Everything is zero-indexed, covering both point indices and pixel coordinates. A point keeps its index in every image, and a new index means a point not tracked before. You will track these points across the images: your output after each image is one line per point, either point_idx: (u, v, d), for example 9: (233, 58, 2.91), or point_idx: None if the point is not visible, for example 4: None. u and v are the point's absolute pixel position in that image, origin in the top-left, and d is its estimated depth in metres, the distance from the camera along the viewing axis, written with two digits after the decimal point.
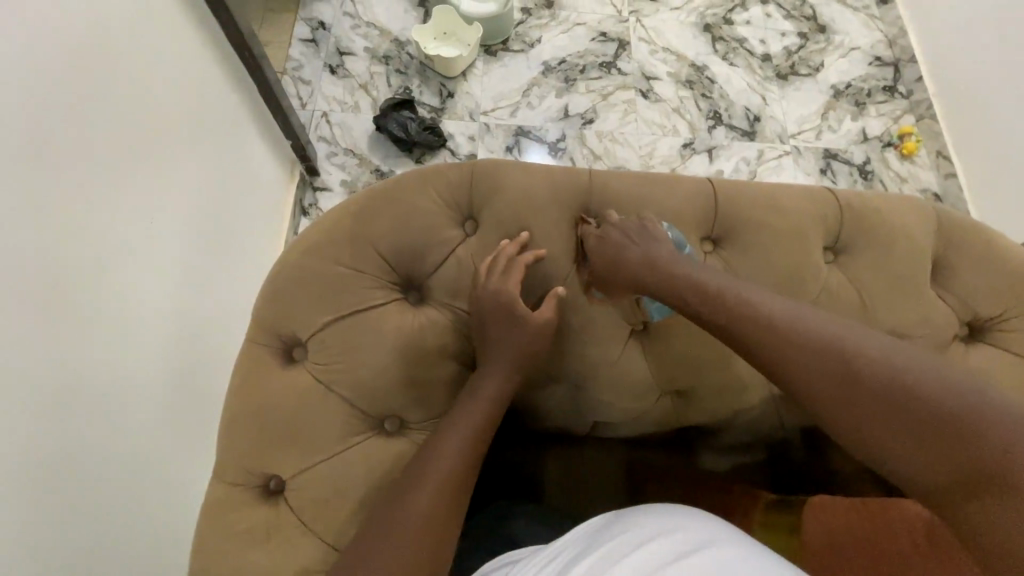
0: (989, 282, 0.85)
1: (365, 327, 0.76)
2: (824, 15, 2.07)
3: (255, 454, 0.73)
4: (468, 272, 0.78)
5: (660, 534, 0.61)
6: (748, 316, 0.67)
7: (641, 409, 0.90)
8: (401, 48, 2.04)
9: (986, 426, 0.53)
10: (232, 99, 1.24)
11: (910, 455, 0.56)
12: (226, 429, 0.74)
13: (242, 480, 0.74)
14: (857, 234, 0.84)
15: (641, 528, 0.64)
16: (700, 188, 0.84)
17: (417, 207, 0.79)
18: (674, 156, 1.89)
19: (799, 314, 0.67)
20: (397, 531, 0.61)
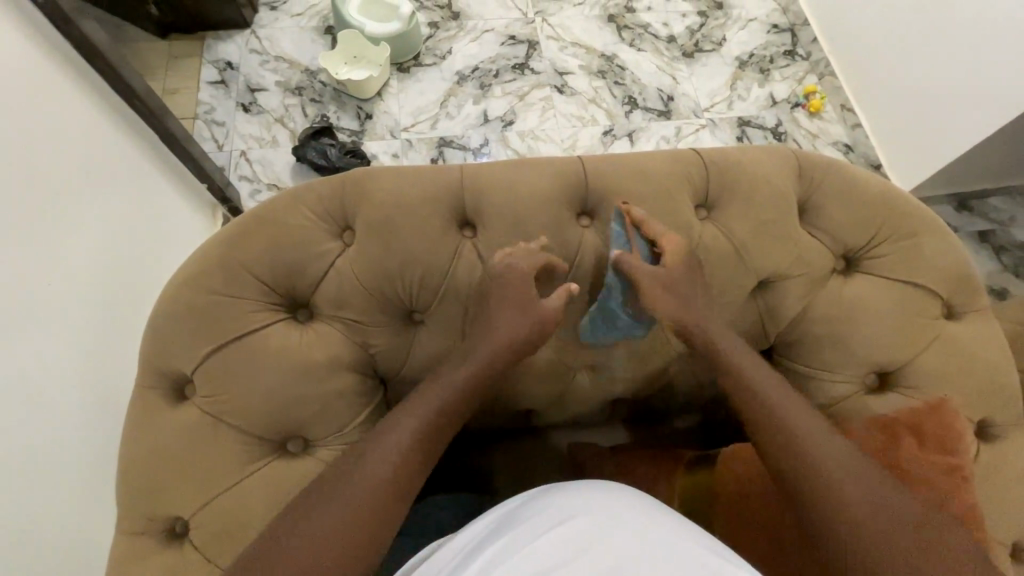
0: (859, 215, 0.89)
1: (250, 351, 0.75)
2: None
3: (151, 499, 0.72)
4: (350, 282, 0.79)
5: (588, 518, 0.62)
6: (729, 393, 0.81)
7: (557, 388, 0.95)
8: (313, 76, 2.03)
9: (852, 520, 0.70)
10: (128, 147, 1.22)
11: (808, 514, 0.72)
12: (125, 479, 0.73)
13: (143, 528, 0.72)
14: (728, 189, 0.88)
15: (563, 505, 0.64)
16: (570, 167, 0.86)
17: (290, 227, 0.79)
18: (596, 144, 1.94)
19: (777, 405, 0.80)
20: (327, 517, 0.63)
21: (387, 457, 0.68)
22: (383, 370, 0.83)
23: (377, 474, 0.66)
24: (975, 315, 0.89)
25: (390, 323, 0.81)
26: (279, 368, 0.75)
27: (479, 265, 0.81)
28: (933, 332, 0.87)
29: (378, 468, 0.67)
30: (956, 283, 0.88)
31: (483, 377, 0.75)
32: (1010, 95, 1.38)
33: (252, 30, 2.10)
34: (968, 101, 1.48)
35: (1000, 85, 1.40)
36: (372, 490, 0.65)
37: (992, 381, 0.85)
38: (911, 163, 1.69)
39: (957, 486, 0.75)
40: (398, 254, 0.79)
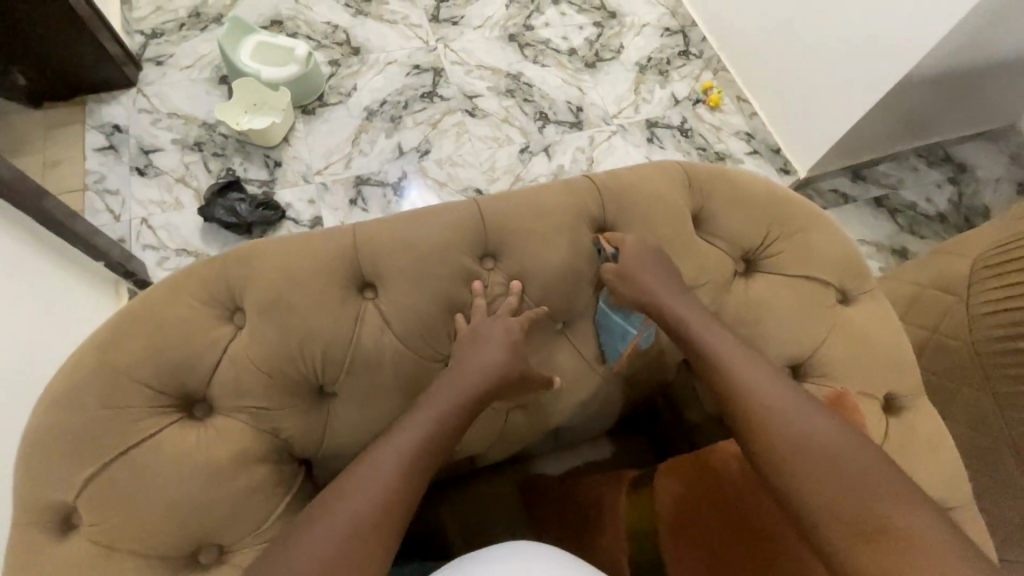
0: (749, 218, 0.93)
1: (141, 465, 0.69)
2: (611, 2, 2.23)
3: None
4: (246, 368, 0.73)
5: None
6: (736, 392, 0.77)
7: (494, 432, 0.94)
8: (212, 130, 1.93)
9: (897, 517, 0.63)
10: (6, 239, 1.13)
11: (834, 509, 0.65)
12: None
13: None
14: (625, 210, 0.89)
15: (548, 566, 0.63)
16: (466, 211, 0.85)
17: (172, 318, 0.73)
18: (515, 163, 1.95)
19: (785, 401, 0.74)
20: (327, 524, 0.60)
21: (381, 480, 0.63)
22: (300, 451, 0.79)
23: (378, 481, 0.63)
24: (867, 297, 0.95)
25: (298, 404, 0.76)
26: (176, 476, 0.69)
27: (385, 325, 0.78)
28: (831, 319, 0.91)
29: (378, 475, 0.63)
30: (846, 269, 0.94)
31: (480, 383, 0.73)
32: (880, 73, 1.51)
33: (139, 88, 1.98)
34: (847, 81, 1.60)
35: (870, 64, 1.52)
36: (374, 511, 0.61)
37: (890, 357, 0.90)
38: (809, 144, 1.80)
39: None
40: (294, 331, 0.74)
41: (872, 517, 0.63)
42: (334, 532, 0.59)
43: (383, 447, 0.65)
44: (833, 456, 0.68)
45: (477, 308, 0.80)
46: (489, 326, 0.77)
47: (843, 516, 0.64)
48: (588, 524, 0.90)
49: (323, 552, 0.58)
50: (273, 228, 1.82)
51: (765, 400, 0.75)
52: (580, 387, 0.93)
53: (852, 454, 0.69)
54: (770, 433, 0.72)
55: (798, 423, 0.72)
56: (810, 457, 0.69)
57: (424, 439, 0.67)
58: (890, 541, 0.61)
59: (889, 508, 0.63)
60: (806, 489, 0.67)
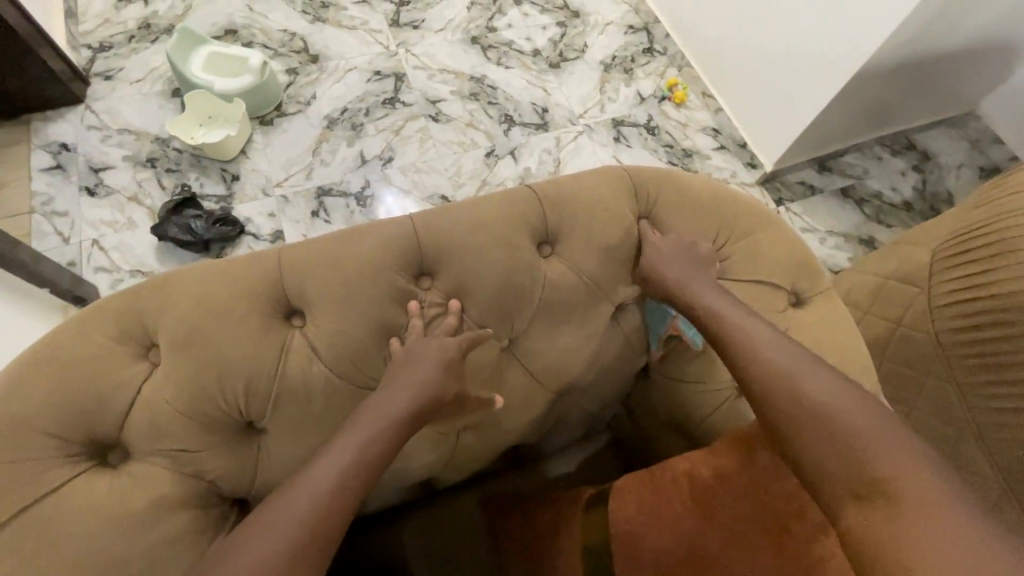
0: (698, 222, 0.91)
1: (49, 520, 0.64)
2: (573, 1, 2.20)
3: None
4: (161, 408, 0.69)
5: None
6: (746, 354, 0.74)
7: (446, 456, 0.90)
8: (165, 145, 1.85)
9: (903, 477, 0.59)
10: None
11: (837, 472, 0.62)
12: None
13: None
14: (569, 220, 0.86)
15: None
16: (400, 228, 0.81)
17: (81, 359, 0.68)
18: (481, 167, 1.90)
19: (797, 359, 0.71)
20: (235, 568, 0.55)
21: (293, 515, 0.58)
22: (229, 491, 0.74)
23: (290, 517, 0.58)
24: (821, 297, 0.93)
25: (223, 443, 0.72)
26: (87, 529, 0.64)
27: (314, 354, 0.74)
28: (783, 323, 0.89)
29: (292, 511, 0.59)
30: (798, 270, 0.92)
31: (408, 408, 0.69)
32: (840, 64, 1.50)
33: (86, 105, 1.90)
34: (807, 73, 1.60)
35: (830, 55, 1.51)
36: (286, 551, 0.56)
37: (846, 358, 0.88)
38: (776, 138, 1.79)
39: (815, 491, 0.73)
40: (213, 366, 0.70)
41: (862, 473, 0.60)
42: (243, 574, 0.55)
43: (300, 480, 0.61)
44: (851, 424, 0.63)
45: (415, 326, 0.76)
46: (423, 350, 0.73)
47: (859, 503, 0.59)
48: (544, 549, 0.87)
49: None
50: (231, 245, 1.75)
51: (793, 376, 0.69)
52: (531, 405, 0.89)
53: (848, 404, 0.65)
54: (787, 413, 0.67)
55: (809, 379, 0.68)
56: (833, 431, 0.63)
57: (342, 472, 0.62)
58: (894, 503, 0.57)
59: (917, 490, 0.57)
60: (798, 448, 0.65)
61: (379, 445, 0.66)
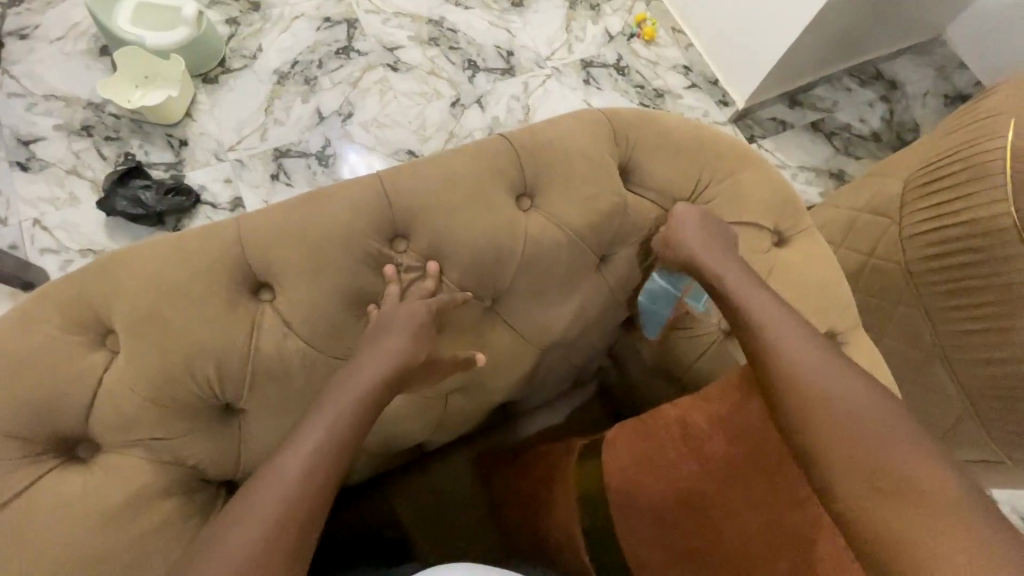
0: (678, 166, 0.87)
1: (21, 521, 0.61)
2: None
3: None
4: (130, 397, 0.64)
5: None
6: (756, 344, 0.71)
7: (437, 419, 0.88)
8: (100, 110, 1.69)
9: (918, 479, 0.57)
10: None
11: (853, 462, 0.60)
12: None
13: None
14: (545, 171, 0.82)
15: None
16: (369, 188, 0.75)
17: (31, 352, 0.63)
18: (447, 119, 1.81)
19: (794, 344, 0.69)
20: (218, 552, 0.53)
21: (267, 500, 0.56)
22: (215, 475, 0.71)
23: (266, 499, 0.56)
24: (803, 235, 0.92)
25: (202, 426, 0.68)
26: (61, 526, 0.61)
27: (287, 330, 0.69)
28: (769, 263, 0.88)
29: (268, 494, 0.56)
30: (779, 208, 0.90)
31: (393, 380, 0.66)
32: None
33: (3, 70, 1.70)
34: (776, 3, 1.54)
35: None
36: (262, 533, 0.54)
37: (828, 295, 0.89)
38: (746, 74, 1.75)
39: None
40: (179, 348, 0.65)
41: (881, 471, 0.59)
42: (224, 557, 0.53)
43: (274, 462, 0.58)
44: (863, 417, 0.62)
45: (390, 296, 0.72)
46: (407, 319, 0.69)
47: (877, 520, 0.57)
48: (536, 505, 0.87)
49: None
50: (188, 216, 1.64)
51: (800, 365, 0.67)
52: (518, 364, 0.87)
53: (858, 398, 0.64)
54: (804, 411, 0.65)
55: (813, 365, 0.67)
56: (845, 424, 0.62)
57: (319, 453, 0.59)
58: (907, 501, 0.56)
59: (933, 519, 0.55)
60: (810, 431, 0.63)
61: (358, 420, 0.63)
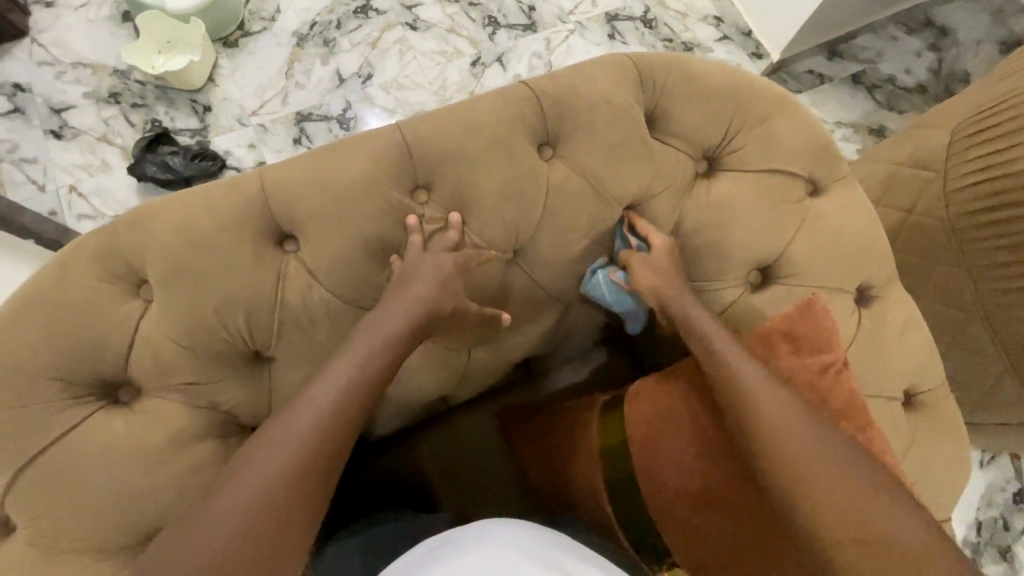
0: (708, 111, 0.84)
1: (70, 458, 0.64)
2: None
3: None
4: (166, 344, 0.67)
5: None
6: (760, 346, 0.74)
7: (459, 373, 0.89)
8: (126, 77, 1.71)
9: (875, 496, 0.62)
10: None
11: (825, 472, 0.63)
12: None
13: None
14: (569, 119, 0.79)
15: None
16: (389, 137, 0.74)
17: (71, 300, 0.65)
18: (468, 78, 1.76)
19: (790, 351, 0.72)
20: (239, 494, 0.56)
21: (284, 447, 0.58)
22: (250, 421, 0.74)
23: (283, 448, 0.58)
24: (840, 184, 0.88)
25: (234, 373, 0.70)
26: (106, 464, 0.65)
27: (312, 280, 0.70)
28: (802, 213, 0.85)
29: (285, 444, 0.58)
30: (816, 156, 0.86)
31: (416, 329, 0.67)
32: None
33: (31, 38, 1.72)
34: None
35: None
36: (280, 481, 0.57)
37: (864, 247, 0.85)
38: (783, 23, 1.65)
39: (833, 383, 0.73)
40: (208, 297, 0.67)
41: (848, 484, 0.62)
42: (244, 501, 0.55)
43: (290, 412, 0.60)
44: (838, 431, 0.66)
45: (416, 239, 0.72)
46: (430, 267, 0.69)
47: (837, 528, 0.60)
48: (562, 463, 0.87)
49: (224, 531, 0.54)
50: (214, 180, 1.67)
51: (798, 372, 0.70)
52: (542, 319, 0.87)
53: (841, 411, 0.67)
54: (773, 436, 0.66)
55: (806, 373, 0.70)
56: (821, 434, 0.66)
57: (326, 419, 0.60)
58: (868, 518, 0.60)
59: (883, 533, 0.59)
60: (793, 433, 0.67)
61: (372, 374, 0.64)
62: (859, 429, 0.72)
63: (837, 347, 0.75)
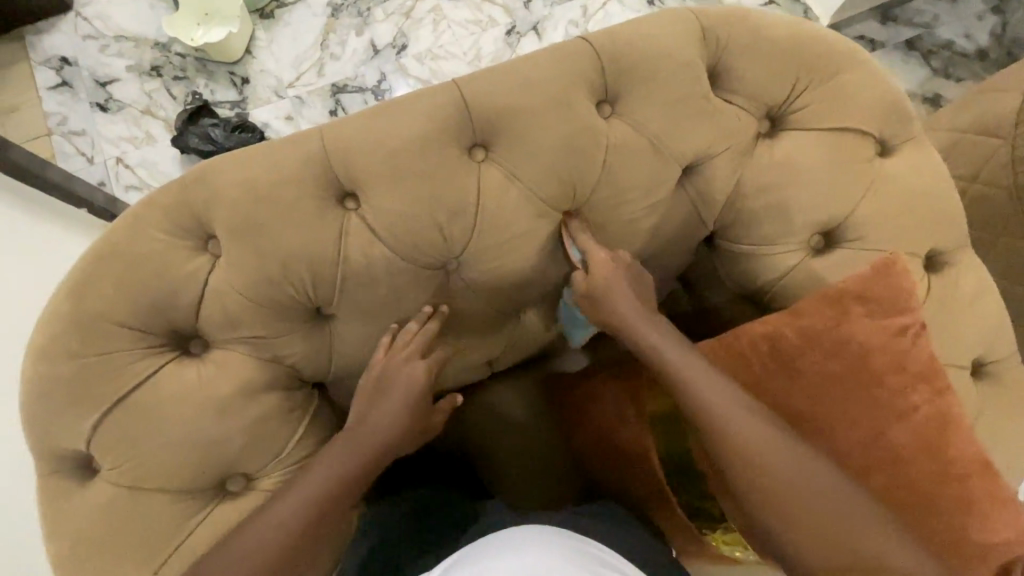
0: (774, 68, 0.80)
1: (145, 406, 0.67)
2: None
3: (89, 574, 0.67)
4: (236, 298, 0.68)
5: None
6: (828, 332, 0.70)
7: (507, 336, 0.88)
8: (167, 50, 1.71)
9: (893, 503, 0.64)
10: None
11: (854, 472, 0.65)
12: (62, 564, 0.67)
13: None
14: (629, 75, 0.77)
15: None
16: (446, 94, 0.73)
17: (141, 255, 0.67)
18: (502, 48, 1.73)
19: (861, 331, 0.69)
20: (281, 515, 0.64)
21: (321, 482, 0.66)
22: (310, 376, 0.76)
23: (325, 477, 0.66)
24: (911, 145, 0.84)
25: (297, 328, 0.72)
26: (180, 413, 0.67)
27: (373, 237, 0.71)
28: (870, 176, 0.81)
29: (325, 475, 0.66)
30: (887, 115, 0.82)
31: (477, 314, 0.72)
32: None
33: (76, 13, 1.72)
34: None
35: None
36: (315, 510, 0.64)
37: (934, 211, 0.82)
38: None
39: (913, 347, 0.69)
40: (274, 253, 0.68)
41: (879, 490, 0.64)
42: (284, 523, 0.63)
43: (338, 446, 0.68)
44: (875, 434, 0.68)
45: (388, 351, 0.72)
46: (405, 379, 0.70)
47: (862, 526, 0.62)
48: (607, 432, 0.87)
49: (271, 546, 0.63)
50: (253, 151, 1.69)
51: (854, 349, 0.69)
52: None
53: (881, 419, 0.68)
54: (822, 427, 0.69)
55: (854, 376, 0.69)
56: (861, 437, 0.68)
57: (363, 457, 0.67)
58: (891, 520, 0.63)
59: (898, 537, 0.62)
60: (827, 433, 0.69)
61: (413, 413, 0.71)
62: (936, 393, 0.69)
63: (915, 308, 0.70)
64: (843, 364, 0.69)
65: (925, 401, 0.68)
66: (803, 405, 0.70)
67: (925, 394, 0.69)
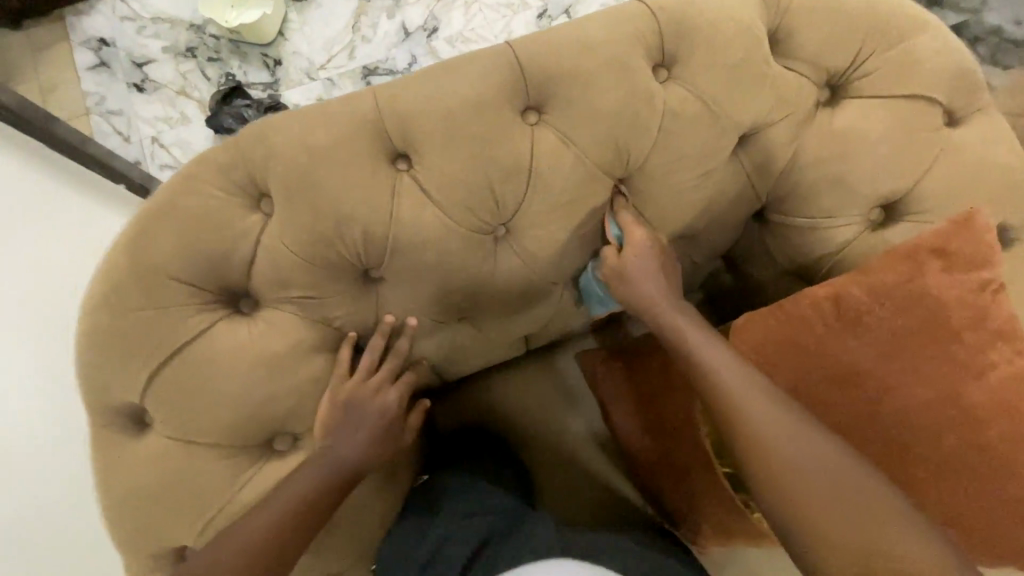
0: (838, 33, 0.77)
1: (199, 361, 0.67)
2: None
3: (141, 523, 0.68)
4: (290, 257, 0.68)
5: None
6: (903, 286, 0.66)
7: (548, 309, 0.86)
8: (202, 31, 1.52)
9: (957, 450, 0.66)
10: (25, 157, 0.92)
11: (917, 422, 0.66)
12: (115, 514, 0.69)
13: (152, 554, 0.70)
14: (688, 39, 0.74)
15: None
16: (501, 56, 0.72)
17: (197, 212, 0.67)
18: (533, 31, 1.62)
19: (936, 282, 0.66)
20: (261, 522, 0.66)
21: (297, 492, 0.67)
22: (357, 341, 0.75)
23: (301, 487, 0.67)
24: (979, 117, 0.80)
25: (348, 290, 0.72)
26: (232, 370, 0.67)
27: (425, 199, 0.70)
28: (937, 146, 0.78)
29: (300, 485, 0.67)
30: (956, 84, 0.78)
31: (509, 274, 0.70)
32: None
33: None
34: None
35: None
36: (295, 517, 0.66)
37: (1003, 186, 0.78)
38: None
39: (993, 301, 0.65)
40: (328, 212, 0.68)
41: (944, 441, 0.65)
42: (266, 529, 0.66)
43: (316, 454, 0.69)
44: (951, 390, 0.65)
45: (360, 376, 0.71)
46: (376, 408, 0.71)
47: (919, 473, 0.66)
48: (651, 394, 0.88)
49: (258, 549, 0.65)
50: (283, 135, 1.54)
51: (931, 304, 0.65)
52: None
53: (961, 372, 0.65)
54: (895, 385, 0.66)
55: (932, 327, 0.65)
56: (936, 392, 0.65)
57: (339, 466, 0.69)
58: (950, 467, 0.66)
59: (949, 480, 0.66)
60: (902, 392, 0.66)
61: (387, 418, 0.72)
62: (1017, 352, 0.65)
63: (997, 263, 0.66)
64: (916, 319, 0.66)
65: (1005, 359, 0.65)
66: (871, 363, 0.66)
67: (1005, 352, 0.65)
